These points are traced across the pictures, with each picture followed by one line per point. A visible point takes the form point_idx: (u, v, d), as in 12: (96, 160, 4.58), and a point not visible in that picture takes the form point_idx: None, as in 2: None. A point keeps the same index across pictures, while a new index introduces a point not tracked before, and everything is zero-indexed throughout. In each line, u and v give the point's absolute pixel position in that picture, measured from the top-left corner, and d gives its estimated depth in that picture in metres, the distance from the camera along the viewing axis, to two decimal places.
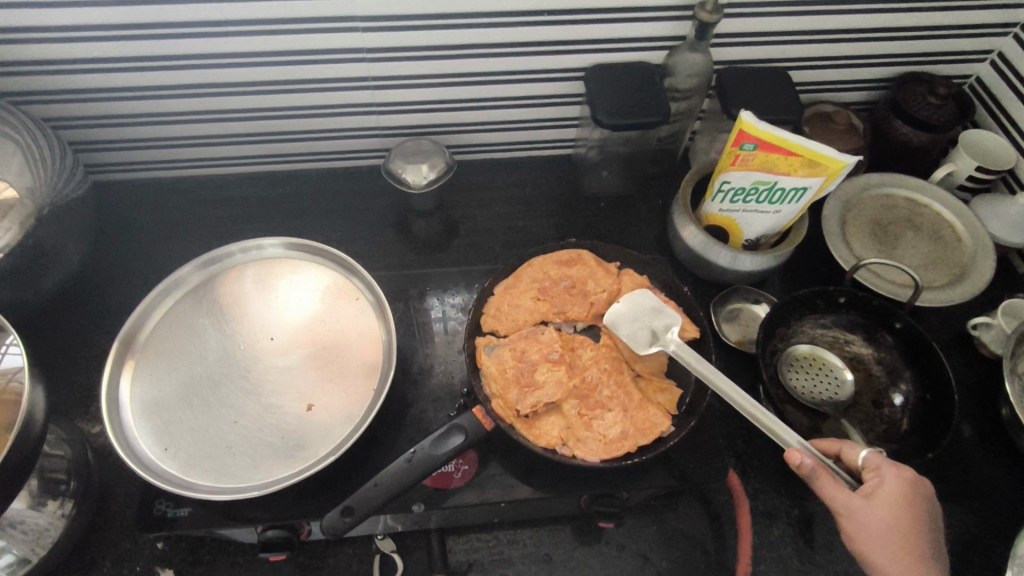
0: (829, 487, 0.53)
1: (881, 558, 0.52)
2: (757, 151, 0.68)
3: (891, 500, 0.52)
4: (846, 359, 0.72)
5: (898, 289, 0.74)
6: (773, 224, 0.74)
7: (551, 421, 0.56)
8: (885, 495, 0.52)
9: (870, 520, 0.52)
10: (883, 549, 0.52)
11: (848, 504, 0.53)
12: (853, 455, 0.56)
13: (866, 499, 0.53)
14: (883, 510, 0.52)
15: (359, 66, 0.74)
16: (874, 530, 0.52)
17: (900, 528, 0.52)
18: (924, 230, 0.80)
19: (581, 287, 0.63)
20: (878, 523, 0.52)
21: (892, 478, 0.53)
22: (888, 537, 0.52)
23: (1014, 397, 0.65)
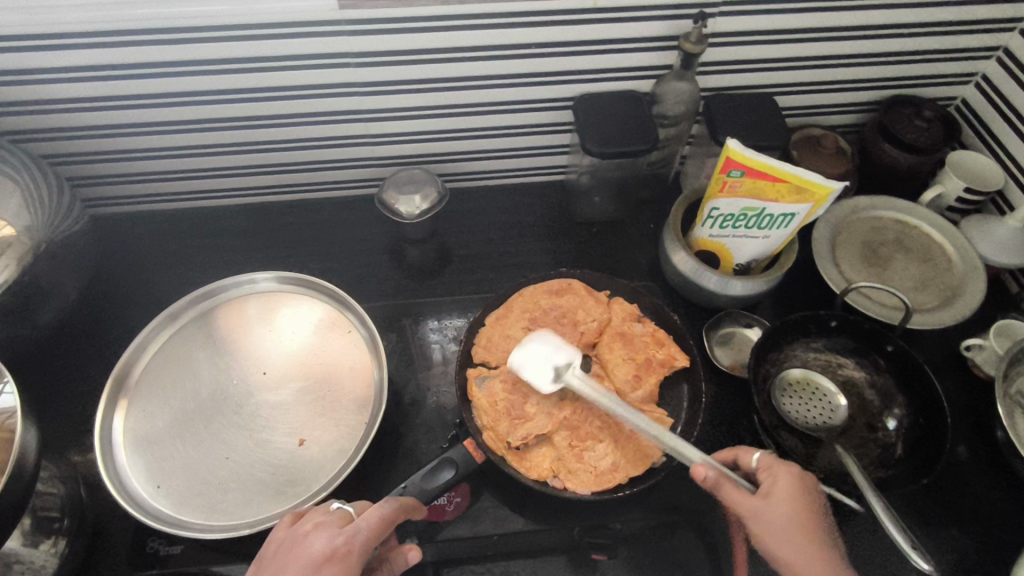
0: (733, 492, 0.52)
1: (794, 558, 0.50)
2: (744, 178, 0.69)
3: (786, 492, 0.52)
4: (839, 383, 0.72)
5: (889, 311, 0.74)
6: (763, 249, 0.75)
7: (542, 453, 0.56)
8: (782, 492, 0.52)
9: (774, 518, 0.51)
10: (794, 546, 0.50)
11: (751, 505, 0.52)
12: (749, 458, 0.57)
13: (767, 498, 0.52)
14: (783, 505, 0.51)
15: (353, 100, 0.75)
16: (781, 527, 0.50)
17: (803, 520, 0.51)
18: (914, 252, 0.80)
19: (571, 317, 0.63)
20: (782, 517, 0.51)
21: (782, 470, 0.54)
22: (795, 532, 0.50)
23: (1006, 419, 0.65)
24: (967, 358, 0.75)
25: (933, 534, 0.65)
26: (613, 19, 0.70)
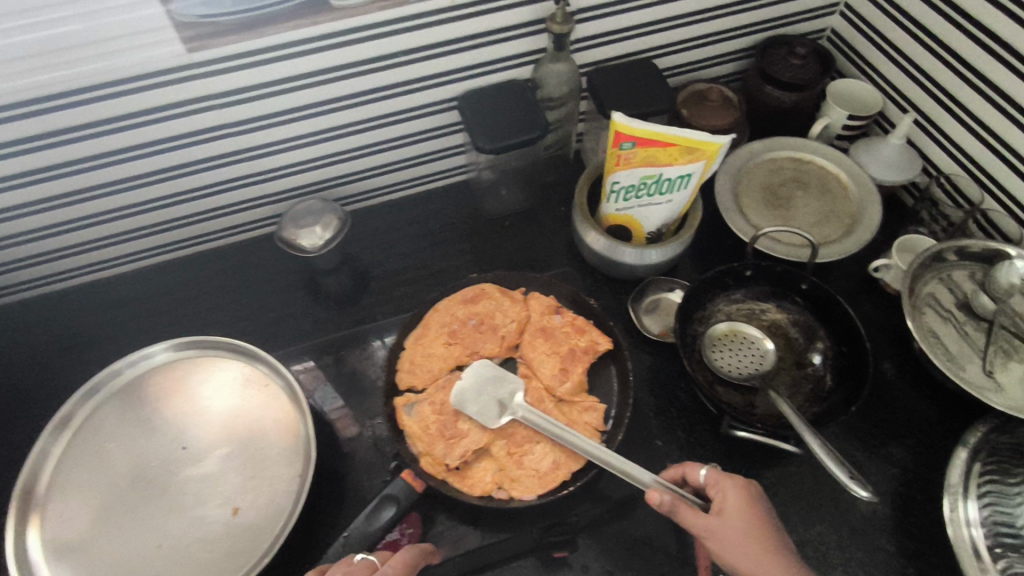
0: (687, 513, 0.54)
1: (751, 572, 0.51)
2: (636, 149, 0.69)
3: (736, 507, 0.55)
4: (764, 328, 0.74)
5: (797, 250, 0.76)
6: (668, 214, 0.75)
7: (483, 467, 0.55)
8: (732, 507, 0.55)
9: (728, 534, 0.53)
10: (747, 556, 0.52)
11: (707, 525, 0.54)
12: (695, 474, 0.58)
13: (720, 514, 0.54)
14: (735, 521, 0.54)
15: (228, 142, 0.72)
16: (736, 543, 0.52)
17: (754, 532, 0.53)
18: (812, 187, 0.83)
19: (490, 322, 0.62)
20: (734, 532, 0.53)
21: (729, 485, 0.56)
22: (746, 547, 0.52)
23: (919, 333, 0.68)
24: (879, 279, 0.77)
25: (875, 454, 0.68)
26: (475, 12, 0.68)
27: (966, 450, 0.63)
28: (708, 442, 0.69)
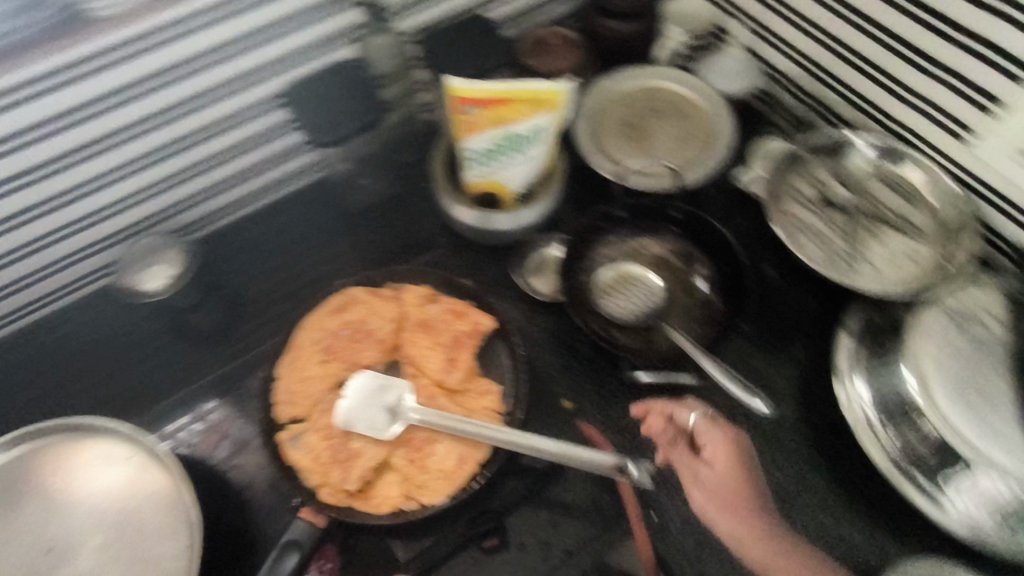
0: (677, 459, 0.64)
1: (728, 519, 0.61)
2: (481, 110, 0.66)
3: (719, 461, 0.63)
4: (649, 263, 0.73)
5: (662, 178, 0.74)
6: (532, 171, 0.73)
7: (387, 481, 0.52)
8: (716, 458, 0.63)
9: (711, 483, 0.62)
10: (729, 500, 0.62)
11: (696, 474, 0.63)
12: (683, 418, 0.64)
13: (705, 464, 0.63)
14: (719, 470, 0.62)
15: (21, 197, 0.62)
16: (720, 492, 0.62)
17: (734, 479, 0.62)
18: (666, 112, 0.81)
19: (364, 328, 0.58)
20: (717, 480, 0.62)
21: (714, 438, 0.64)
22: (725, 494, 0.62)
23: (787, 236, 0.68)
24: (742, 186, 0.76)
25: (772, 361, 0.70)
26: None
27: (849, 336, 0.66)
28: (617, 389, 0.68)
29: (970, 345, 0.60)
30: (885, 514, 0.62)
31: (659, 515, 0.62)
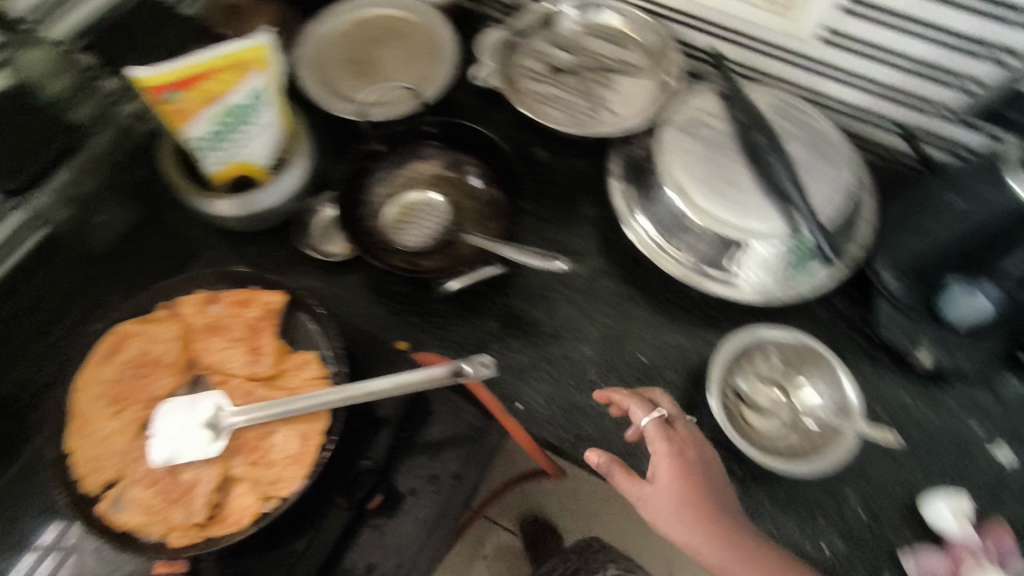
0: (619, 479, 0.56)
1: (681, 534, 0.53)
2: (183, 94, 0.60)
3: (675, 472, 0.54)
4: (425, 184, 0.74)
5: (404, 102, 0.74)
6: (271, 138, 0.68)
7: (238, 494, 0.48)
8: (664, 472, 0.54)
9: (656, 500, 0.54)
10: (680, 523, 0.53)
11: (640, 492, 0.55)
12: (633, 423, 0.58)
13: (651, 480, 0.55)
14: (669, 490, 0.54)
15: None
16: (664, 510, 0.54)
17: (686, 498, 0.53)
18: (387, 37, 0.80)
19: (149, 359, 0.52)
20: (666, 498, 0.54)
21: (669, 446, 0.55)
22: (673, 510, 0.53)
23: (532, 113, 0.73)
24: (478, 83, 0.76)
25: (568, 229, 0.74)
26: None
27: (615, 180, 0.72)
28: (444, 310, 0.70)
29: (699, 144, 0.68)
30: (699, 312, 0.70)
31: (523, 402, 0.65)
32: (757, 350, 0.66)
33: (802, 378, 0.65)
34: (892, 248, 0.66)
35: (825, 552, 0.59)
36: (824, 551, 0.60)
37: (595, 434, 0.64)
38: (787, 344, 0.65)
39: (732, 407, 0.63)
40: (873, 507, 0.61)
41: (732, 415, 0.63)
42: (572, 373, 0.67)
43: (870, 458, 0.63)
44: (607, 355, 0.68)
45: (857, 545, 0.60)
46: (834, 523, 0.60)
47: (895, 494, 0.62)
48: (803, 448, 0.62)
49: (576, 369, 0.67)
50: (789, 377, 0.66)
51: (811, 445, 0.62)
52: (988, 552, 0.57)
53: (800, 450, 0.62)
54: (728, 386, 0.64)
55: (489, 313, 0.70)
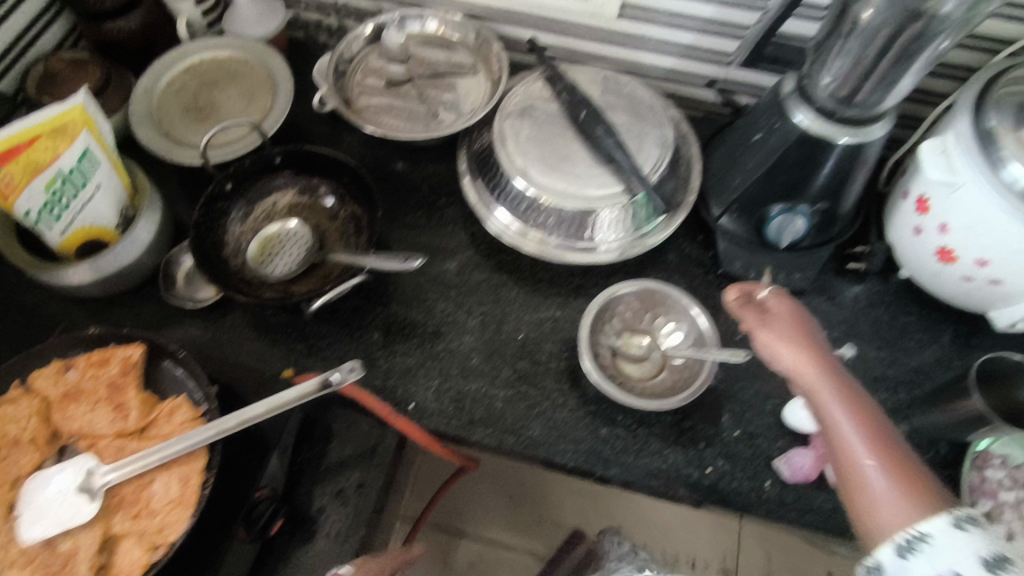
0: (743, 309, 0.61)
1: (790, 345, 0.56)
2: (4, 170, 0.58)
3: (801, 324, 0.59)
4: (285, 214, 0.76)
5: (246, 140, 0.75)
6: (111, 197, 0.68)
7: (123, 550, 0.48)
8: (785, 311, 0.60)
9: (778, 324, 0.59)
10: (797, 344, 0.56)
11: (758, 317, 0.60)
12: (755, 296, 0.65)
13: (772, 312, 0.60)
14: (795, 321, 0.59)
15: None
16: (787, 332, 0.58)
17: (808, 335, 0.58)
18: (221, 78, 0.81)
19: (7, 438, 0.51)
20: (790, 321, 0.59)
21: (789, 303, 0.61)
22: (794, 328, 0.58)
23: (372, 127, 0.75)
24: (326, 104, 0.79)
25: (433, 230, 0.78)
26: None
27: (465, 175, 0.76)
28: (324, 331, 0.71)
29: (531, 127, 0.72)
30: (566, 284, 0.75)
31: (417, 403, 0.67)
32: (618, 307, 0.71)
33: (665, 321, 0.71)
34: (719, 191, 0.72)
35: (710, 474, 0.64)
36: (709, 473, 0.64)
37: (485, 415, 0.67)
38: (640, 292, 0.71)
39: (607, 364, 0.69)
40: (746, 423, 0.67)
41: (608, 370, 0.68)
42: (456, 364, 0.70)
43: (735, 380, 0.69)
44: (487, 341, 0.71)
45: (736, 461, 0.65)
46: (714, 446, 0.66)
47: (763, 407, 0.68)
48: (677, 385, 0.67)
49: (460, 360, 0.70)
50: (652, 323, 0.71)
51: (684, 381, 0.67)
52: None
53: (675, 389, 0.67)
54: (601, 345, 0.69)
55: (371, 327, 0.72)
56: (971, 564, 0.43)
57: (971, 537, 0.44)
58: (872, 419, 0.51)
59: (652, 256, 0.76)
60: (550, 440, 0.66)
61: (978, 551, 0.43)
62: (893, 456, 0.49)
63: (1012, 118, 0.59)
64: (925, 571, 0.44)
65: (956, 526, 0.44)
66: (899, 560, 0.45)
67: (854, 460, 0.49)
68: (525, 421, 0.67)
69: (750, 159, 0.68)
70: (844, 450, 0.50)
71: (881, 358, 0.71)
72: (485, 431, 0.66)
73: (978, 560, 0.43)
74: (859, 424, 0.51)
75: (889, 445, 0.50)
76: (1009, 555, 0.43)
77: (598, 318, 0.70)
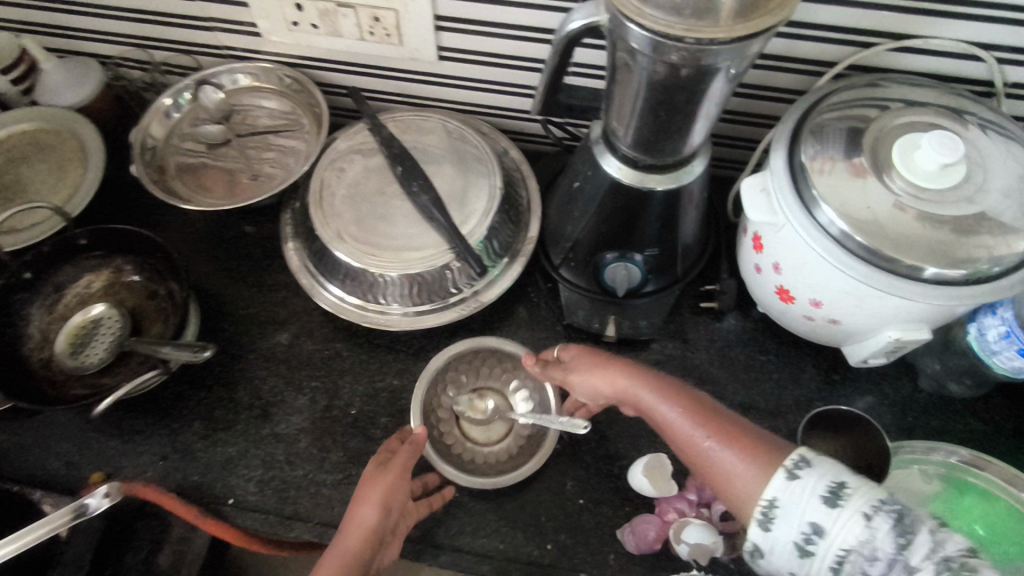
0: (553, 370, 0.62)
1: (604, 381, 0.57)
2: None
3: (603, 358, 0.59)
4: (101, 295, 0.70)
5: (47, 225, 0.70)
6: None
7: None
8: (583, 355, 0.60)
9: (582, 364, 0.59)
10: (612, 373, 0.57)
11: (567, 369, 0.61)
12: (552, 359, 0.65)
13: (576, 359, 0.60)
14: (597, 359, 0.59)
15: None
16: (591, 373, 0.58)
17: (616, 361, 0.58)
18: (27, 151, 0.75)
19: None
20: (593, 360, 0.59)
21: (580, 347, 0.61)
22: (599, 362, 0.58)
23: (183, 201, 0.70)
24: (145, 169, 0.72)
25: (266, 301, 0.74)
26: None
27: (288, 239, 0.71)
28: (141, 425, 0.66)
29: (348, 188, 0.68)
30: (405, 347, 0.70)
31: (238, 498, 0.63)
32: (459, 367, 0.67)
33: (515, 380, 0.67)
34: (555, 239, 0.67)
35: (551, 551, 0.60)
36: (550, 550, 0.60)
37: (309, 506, 0.62)
38: (480, 349, 0.67)
39: (450, 433, 0.65)
40: (591, 491, 0.62)
41: (449, 441, 0.65)
42: (283, 449, 0.65)
43: (581, 442, 0.64)
44: (318, 420, 0.66)
45: (579, 534, 0.60)
46: (556, 519, 0.61)
47: (610, 470, 0.63)
48: (524, 451, 0.64)
49: (287, 444, 0.65)
50: (499, 380, 0.68)
51: (531, 447, 0.64)
52: (688, 500, 0.61)
53: (521, 455, 0.64)
54: (442, 410, 0.66)
55: (192, 416, 0.67)
56: (819, 510, 0.41)
57: (806, 480, 0.43)
58: (695, 403, 0.52)
59: (497, 309, 0.72)
60: None
61: (816, 491, 0.42)
62: (721, 429, 0.49)
63: (828, 151, 0.55)
64: (790, 535, 0.42)
65: (788, 478, 0.43)
66: (766, 534, 0.43)
67: (695, 447, 0.49)
68: None
69: (576, 207, 0.63)
70: (681, 443, 0.50)
71: (739, 403, 0.66)
72: (307, 525, 0.61)
73: (819, 502, 0.42)
74: (681, 413, 0.51)
75: (714, 418, 0.50)
76: (842, 479, 0.42)
77: (435, 383, 0.66)
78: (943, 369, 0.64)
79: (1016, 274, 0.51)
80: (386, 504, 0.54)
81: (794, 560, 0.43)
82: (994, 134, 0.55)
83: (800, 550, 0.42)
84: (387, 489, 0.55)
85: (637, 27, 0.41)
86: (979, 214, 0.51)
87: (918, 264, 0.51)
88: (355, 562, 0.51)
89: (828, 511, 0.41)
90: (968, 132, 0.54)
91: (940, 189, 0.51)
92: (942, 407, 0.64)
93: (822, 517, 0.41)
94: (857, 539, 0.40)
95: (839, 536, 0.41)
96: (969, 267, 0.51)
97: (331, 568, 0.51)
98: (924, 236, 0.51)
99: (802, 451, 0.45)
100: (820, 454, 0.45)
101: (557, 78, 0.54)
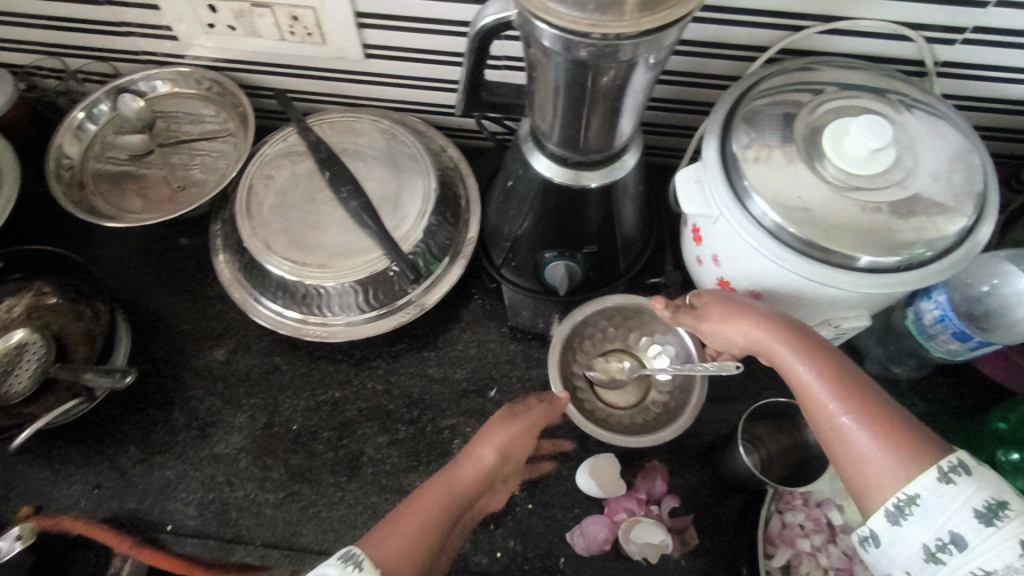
0: (683, 316, 0.57)
1: (745, 331, 0.52)
2: None
3: (745, 305, 0.54)
4: (24, 319, 0.67)
5: None
6: None
7: None
8: (722, 304, 0.55)
9: (720, 311, 0.54)
10: (752, 330, 0.52)
11: (699, 316, 0.56)
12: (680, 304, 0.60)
13: (711, 305, 0.55)
14: (740, 307, 0.53)
15: None
16: (734, 323, 0.53)
17: (762, 316, 0.52)
18: None
19: None
20: (737, 308, 0.53)
21: (716, 292, 0.56)
22: (744, 314, 0.53)
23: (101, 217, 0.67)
24: (61, 184, 0.69)
25: (200, 316, 0.71)
26: None
27: (218, 252, 0.68)
28: (72, 453, 0.64)
29: (277, 197, 0.66)
30: (347, 357, 0.68)
31: (175, 523, 0.61)
32: (590, 330, 0.65)
33: (650, 342, 0.65)
34: (495, 238, 0.66)
35: (499, 558, 0.59)
36: (499, 558, 0.59)
37: (251, 528, 0.60)
38: (616, 308, 0.65)
39: (588, 398, 0.63)
40: (540, 495, 0.61)
41: (590, 406, 0.63)
42: (222, 470, 0.63)
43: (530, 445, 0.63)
44: (258, 438, 0.64)
45: (529, 539, 0.59)
46: (506, 525, 0.60)
47: (559, 472, 0.62)
48: (669, 410, 0.62)
49: (226, 465, 0.63)
50: (629, 343, 0.66)
51: (656, 422, 0.62)
52: (637, 498, 0.60)
53: (666, 415, 0.62)
54: (577, 376, 0.64)
55: (126, 440, 0.64)
56: (966, 522, 0.41)
57: (961, 488, 0.42)
58: (842, 373, 0.48)
59: (441, 313, 0.70)
60: (326, 545, 0.60)
61: (969, 502, 0.41)
62: (870, 410, 0.46)
63: (760, 139, 0.53)
64: (922, 536, 0.42)
65: (941, 481, 0.42)
66: (892, 527, 0.43)
67: (834, 421, 0.46)
68: (298, 527, 0.60)
69: (512, 206, 0.61)
70: (819, 411, 0.47)
71: None
72: (249, 547, 0.60)
73: (971, 515, 0.41)
74: (827, 384, 0.48)
75: (867, 398, 0.46)
76: (1003, 498, 0.41)
77: (570, 348, 0.64)
78: (886, 351, 0.64)
79: (950, 257, 0.50)
80: (505, 452, 0.54)
81: (915, 561, 0.42)
82: (925, 115, 0.54)
83: (929, 555, 0.42)
84: (509, 439, 0.54)
85: (545, 23, 0.39)
86: (909, 199, 0.50)
87: (852, 252, 0.50)
88: (459, 499, 0.51)
89: (982, 528, 0.41)
90: (898, 114, 0.54)
91: (872, 175, 0.50)
92: (888, 390, 0.64)
93: (967, 531, 0.41)
94: (1005, 562, 0.40)
95: (983, 555, 0.40)
96: (903, 253, 0.50)
97: (435, 496, 0.50)
98: (857, 223, 0.50)
99: (961, 456, 0.43)
100: (981, 465, 0.43)
101: (478, 76, 0.52)
